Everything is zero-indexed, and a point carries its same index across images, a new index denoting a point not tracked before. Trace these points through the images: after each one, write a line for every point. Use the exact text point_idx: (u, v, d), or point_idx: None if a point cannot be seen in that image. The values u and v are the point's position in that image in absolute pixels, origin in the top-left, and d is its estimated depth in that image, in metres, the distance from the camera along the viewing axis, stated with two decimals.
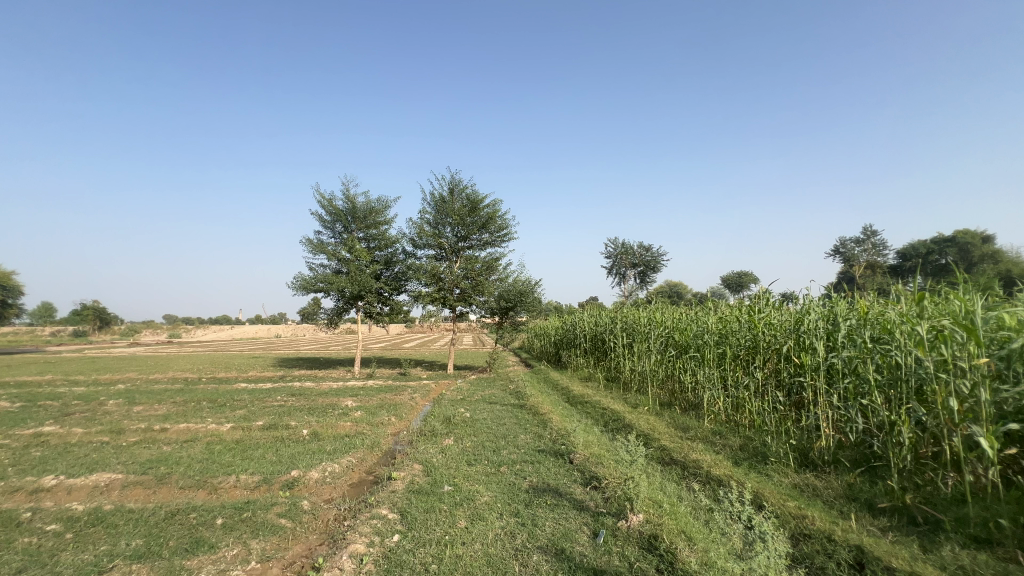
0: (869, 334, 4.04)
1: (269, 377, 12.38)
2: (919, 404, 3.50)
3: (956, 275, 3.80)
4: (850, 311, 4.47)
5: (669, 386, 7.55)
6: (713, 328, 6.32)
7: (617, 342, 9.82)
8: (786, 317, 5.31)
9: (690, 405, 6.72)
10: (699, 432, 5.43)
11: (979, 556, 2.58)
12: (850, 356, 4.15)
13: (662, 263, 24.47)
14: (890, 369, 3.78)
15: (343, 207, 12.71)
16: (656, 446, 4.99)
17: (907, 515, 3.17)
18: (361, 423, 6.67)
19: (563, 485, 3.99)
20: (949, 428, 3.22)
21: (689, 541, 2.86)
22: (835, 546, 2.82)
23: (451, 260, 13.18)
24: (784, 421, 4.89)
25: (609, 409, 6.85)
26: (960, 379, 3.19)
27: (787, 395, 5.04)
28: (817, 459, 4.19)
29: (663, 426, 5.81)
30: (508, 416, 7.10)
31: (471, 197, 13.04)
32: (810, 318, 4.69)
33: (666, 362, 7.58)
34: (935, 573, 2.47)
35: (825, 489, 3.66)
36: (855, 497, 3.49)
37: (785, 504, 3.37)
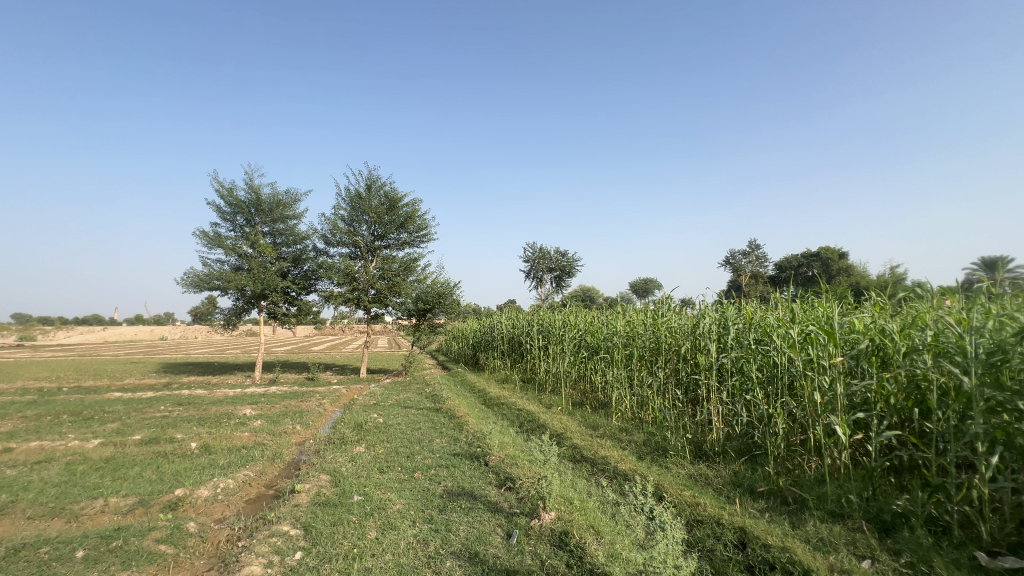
0: (752, 336, 4.53)
1: (150, 385, 10.97)
2: (791, 398, 3.99)
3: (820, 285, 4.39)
4: (737, 316, 4.98)
5: (581, 386, 7.88)
6: (623, 331, 6.71)
7: (533, 344, 10.07)
8: (685, 321, 5.78)
9: (600, 404, 7.07)
10: (608, 429, 5.72)
11: (834, 528, 2.99)
12: (737, 356, 4.62)
13: (576, 267, 25.55)
14: (769, 367, 4.26)
15: (246, 198, 11.66)
16: (568, 444, 5.17)
17: (780, 496, 3.59)
18: (260, 432, 6.13)
19: (478, 488, 3.98)
20: (813, 418, 3.70)
21: (597, 535, 2.99)
22: (722, 529, 3.11)
23: (367, 259, 12.64)
24: (682, 417, 5.31)
25: (524, 410, 6.97)
26: (822, 375, 3.68)
27: (684, 393, 5.49)
28: (708, 451, 4.60)
29: (575, 425, 6.04)
30: (424, 420, 6.95)
31: (390, 195, 12.65)
32: (705, 321, 5.14)
33: (579, 363, 7.90)
34: (801, 546, 2.82)
35: (715, 478, 4.03)
36: (739, 483, 3.89)
37: (682, 494, 3.66)
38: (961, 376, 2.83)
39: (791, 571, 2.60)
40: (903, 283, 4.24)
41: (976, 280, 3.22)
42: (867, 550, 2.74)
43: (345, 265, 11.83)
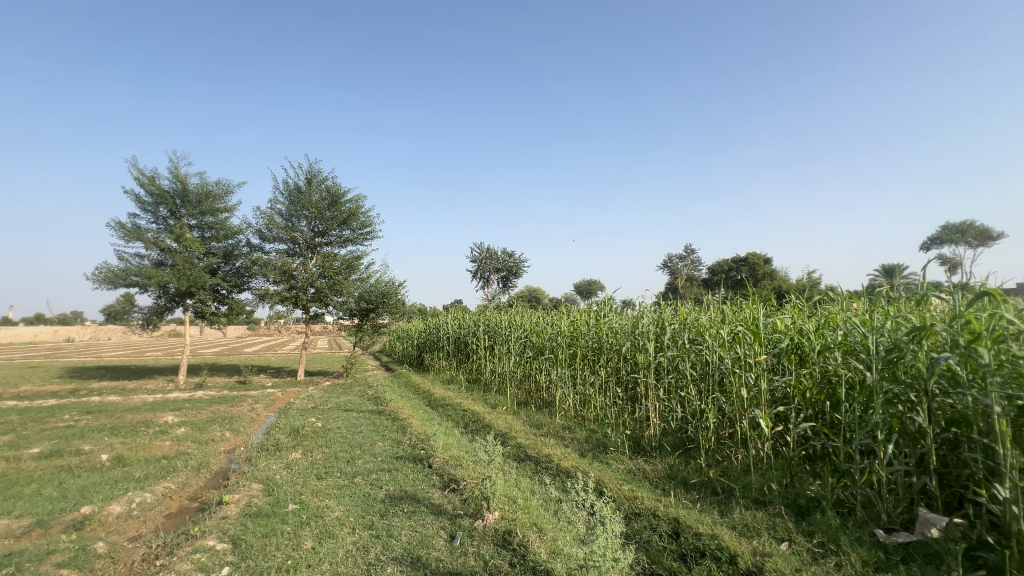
0: (687, 336, 4.77)
1: (52, 392, 9.86)
2: (720, 394, 4.25)
3: (748, 288, 4.70)
4: (674, 316, 5.24)
5: (526, 386, 7.96)
6: (567, 331, 6.84)
7: (479, 344, 10.06)
8: (626, 322, 5.99)
9: (544, 403, 7.17)
10: (552, 427, 5.82)
11: (757, 514, 3.22)
12: (673, 355, 4.85)
13: (523, 268, 25.80)
14: (701, 365, 4.51)
15: (170, 188, 10.76)
16: (512, 444, 5.21)
17: (710, 487, 3.81)
18: (183, 441, 5.69)
19: (421, 491, 3.91)
20: (741, 412, 3.96)
21: (540, 532, 3.03)
22: (658, 520, 3.26)
23: (306, 256, 12.07)
24: (621, 414, 5.51)
25: (470, 411, 6.94)
26: (748, 372, 3.94)
27: (625, 390, 5.69)
28: (646, 446, 4.80)
29: (520, 424, 6.09)
30: (365, 423, 6.74)
31: (332, 190, 12.16)
32: (644, 322, 5.36)
33: (524, 363, 7.98)
34: (728, 533, 3.01)
35: (651, 471, 4.21)
36: (673, 475, 4.09)
37: (621, 488, 3.79)
38: (865, 372, 3.13)
39: (719, 556, 2.77)
40: (818, 287, 4.63)
41: (878, 285, 3.59)
42: (785, 534, 2.97)
43: (281, 262, 11.23)
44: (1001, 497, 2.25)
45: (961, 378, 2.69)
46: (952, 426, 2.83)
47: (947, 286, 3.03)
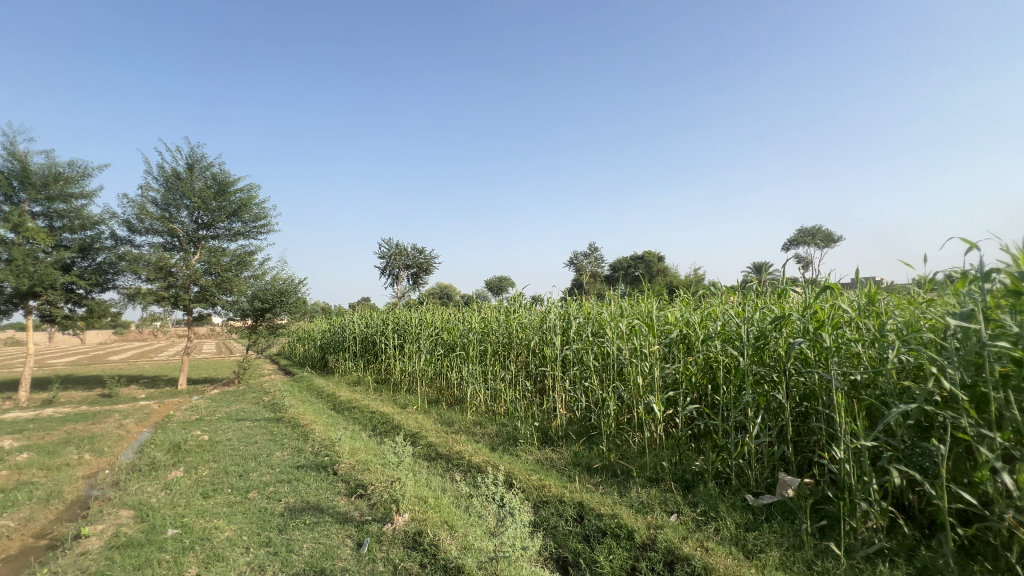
0: (590, 329, 5.04)
1: None
2: (620, 382, 4.56)
3: (643, 284, 5.09)
4: (578, 311, 5.51)
5: (437, 384, 7.87)
6: (478, 327, 6.89)
7: (388, 343, 9.74)
8: (535, 317, 6.18)
9: (455, 400, 7.15)
10: (463, 424, 5.83)
11: (651, 491, 3.52)
12: (578, 347, 5.10)
13: (434, 265, 25.44)
14: (603, 356, 4.80)
15: (4, 167, 8.96)
16: (423, 443, 5.13)
17: (611, 469, 4.08)
18: (26, 469, 4.80)
19: (324, 500, 3.70)
20: (637, 398, 4.29)
21: (451, 529, 3.03)
22: (564, 506, 3.42)
23: (187, 251, 10.76)
24: (530, 406, 5.67)
25: (378, 413, 6.70)
26: (644, 362, 4.28)
27: (533, 384, 5.87)
28: (553, 435, 5.00)
29: (431, 423, 6.02)
30: (260, 432, 6.21)
31: (218, 177, 10.98)
32: (551, 317, 5.57)
33: (435, 361, 7.88)
34: (626, 511, 3.26)
35: (558, 459, 4.41)
36: (578, 462, 4.32)
37: (530, 478, 3.92)
38: (739, 357, 3.56)
39: (618, 533, 2.99)
40: (701, 282, 5.16)
41: (749, 280, 4.09)
42: (674, 506, 3.29)
43: (156, 257, 9.86)
44: (838, 457, 2.70)
45: (811, 359, 3.17)
46: (804, 401, 3.33)
47: (801, 282, 3.54)
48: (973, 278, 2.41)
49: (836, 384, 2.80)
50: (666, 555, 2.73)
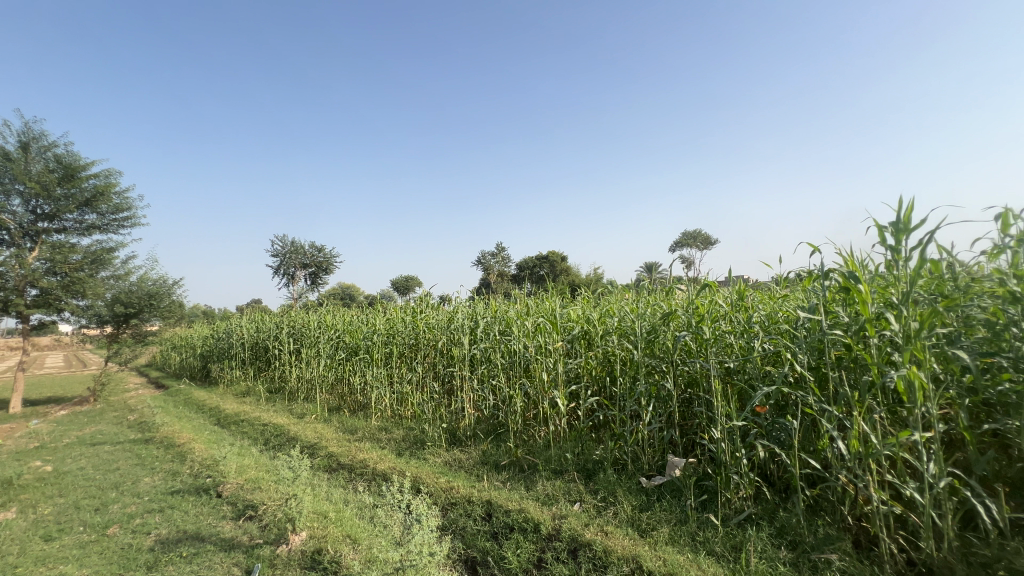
0: (497, 328, 5.09)
1: None
2: (526, 379, 4.67)
3: (547, 283, 5.26)
4: (486, 310, 5.54)
5: (338, 390, 7.43)
6: (383, 329, 6.62)
7: (283, 349, 8.98)
8: (442, 317, 6.09)
9: (358, 406, 6.80)
10: (367, 431, 5.56)
11: (556, 483, 3.66)
12: (486, 346, 5.12)
13: (335, 264, 24.02)
14: (510, 354, 4.87)
15: None
16: (322, 454, 4.80)
17: (518, 465, 4.16)
18: None
19: (205, 527, 3.30)
20: (542, 394, 4.42)
21: (354, 543, 2.87)
22: (472, 506, 3.41)
23: (21, 246, 8.91)
24: (438, 408, 5.58)
25: (271, 424, 6.15)
26: (549, 358, 4.42)
27: (441, 384, 5.78)
28: (461, 436, 4.97)
29: (331, 432, 5.66)
30: (123, 457, 5.37)
31: (64, 159, 9.28)
32: (459, 317, 5.53)
33: (336, 365, 7.43)
34: (533, 504, 3.35)
35: (466, 460, 4.39)
36: (486, 460, 4.34)
37: (438, 481, 3.85)
38: (633, 350, 3.83)
39: (525, 527, 3.05)
40: (601, 280, 5.46)
41: (642, 279, 4.42)
42: (577, 495, 3.44)
43: None
44: (716, 437, 3.02)
45: (694, 349, 3.51)
46: (688, 387, 3.68)
47: (685, 280, 3.90)
48: (816, 277, 2.84)
49: (714, 372, 3.13)
50: (570, 543, 2.84)
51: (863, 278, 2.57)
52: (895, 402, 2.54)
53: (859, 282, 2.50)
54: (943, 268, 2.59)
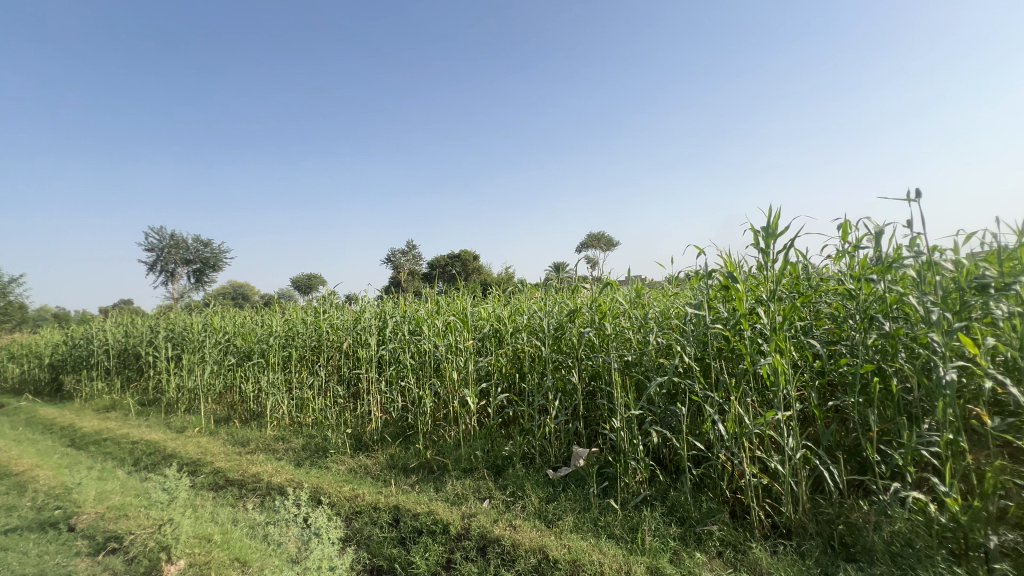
0: (407, 328, 4.93)
1: None
2: (436, 379, 4.58)
3: (459, 281, 5.20)
4: (395, 310, 5.34)
5: (227, 398, 6.72)
6: (281, 331, 6.09)
7: (159, 355, 7.92)
8: (348, 317, 5.76)
9: (251, 415, 6.21)
10: (261, 442, 5.09)
11: (466, 481, 3.64)
12: (394, 347, 4.93)
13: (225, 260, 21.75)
14: (420, 354, 4.74)
15: None
16: (206, 470, 4.30)
17: (427, 467, 4.07)
18: None
19: (51, 568, 2.79)
20: (452, 393, 4.36)
21: (243, 567, 2.60)
22: (378, 512, 3.26)
23: None
24: (343, 413, 5.27)
25: (142, 442, 5.38)
26: (459, 357, 4.38)
27: (346, 388, 5.47)
28: (368, 441, 4.75)
29: (218, 445, 5.09)
30: None
31: None
32: (366, 316, 5.26)
33: (225, 372, 6.71)
34: (442, 505, 3.29)
35: (373, 465, 4.20)
36: (394, 464, 4.18)
37: (341, 490, 3.63)
38: (541, 347, 3.93)
39: (434, 529, 2.99)
40: (512, 279, 5.53)
41: (550, 278, 4.55)
42: (487, 492, 3.46)
43: None
44: (616, 426, 3.20)
45: (597, 345, 3.69)
46: (592, 381, 3.86)
47: (589, 279, 4.09)
48: (701, 276, 3.12)
49: (614, 365, 3.31)
50: (479, 541, 2.84)
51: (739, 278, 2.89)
52: (763, 386, 2.89)
53: (736, 281, 2.80)
54: (800, 269, 3.00)
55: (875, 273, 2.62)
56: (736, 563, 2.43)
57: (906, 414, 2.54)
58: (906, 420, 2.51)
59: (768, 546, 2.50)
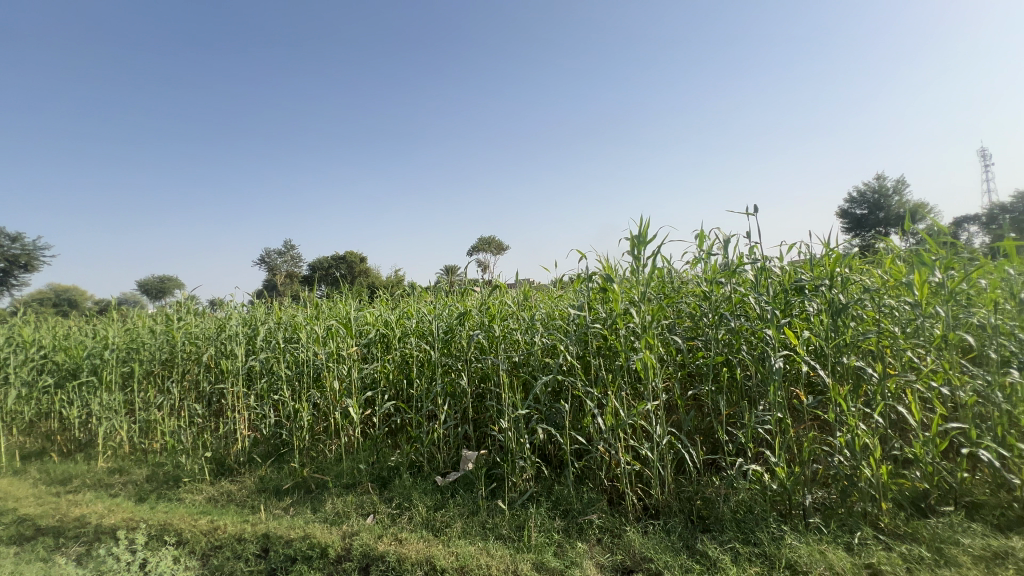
0: (282, 336, 4.45)
1: None
2: (316, 389, 4.20)
3: (343, 284, 4.84)
4: (267, 315, 4.79)
5: (43, 428, 5.46)
6: (120, 343, 5.10)
7: None
8: (209, 324, 5.04)
9: (77, 445, 5.12)
10: (90, 477, 4.22)
11: (348, 498, 3.39)
12: (267, 357, 4.42)
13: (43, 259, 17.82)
14: (296, 363, 4.30)
15: None
16: (6, 519, 3.43)
17: (304, 487, 3.71)
18: None
19: None
20: (334, 404, 4.04)
21: None
22: (243, 544, 2.88)
23: None
24: (201, 435, 4.59)
25: None
26: (342, 365, 4.07)
27: (206, 406, 4.77)
28: (233, 464, 4.19)
29: (25, 487, 4.10)
30: None
31: None
32: (231, 324, 4.64)
33: (39, 395, 5.45)
34: (320, 527, 3.01)
35: (238, 491, 3.72)
36: (264, 488, 3.75)
37: (196, 524, 3.14)
38: (430, 351, 3.82)
39: (310, 555, 2.72)
40: (401, 282, 5.29)
41: (440, 281, 4.44)
42: (371, 507, 3.25)
43: None
44: (504, 427, 3.21)
45: (486, 347, 3.69)
46: (480, 383, 3.84)
47: (480, 281, 4.07)
48: (583, 279, 3.29)
49: (503, 367, 3.33)
50: (361, 560, 2.65)
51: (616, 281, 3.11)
52: (636, 380, 3.13)
53: (613, 283, 3.00)
54: (666, 273, 3.31)
55: (724, 277, 2.99)
56: (613, 547, 2.59)
57: (747, 398, 2.93)
58: (747, 402, 2.89)
59: (640, 527, 2.70)
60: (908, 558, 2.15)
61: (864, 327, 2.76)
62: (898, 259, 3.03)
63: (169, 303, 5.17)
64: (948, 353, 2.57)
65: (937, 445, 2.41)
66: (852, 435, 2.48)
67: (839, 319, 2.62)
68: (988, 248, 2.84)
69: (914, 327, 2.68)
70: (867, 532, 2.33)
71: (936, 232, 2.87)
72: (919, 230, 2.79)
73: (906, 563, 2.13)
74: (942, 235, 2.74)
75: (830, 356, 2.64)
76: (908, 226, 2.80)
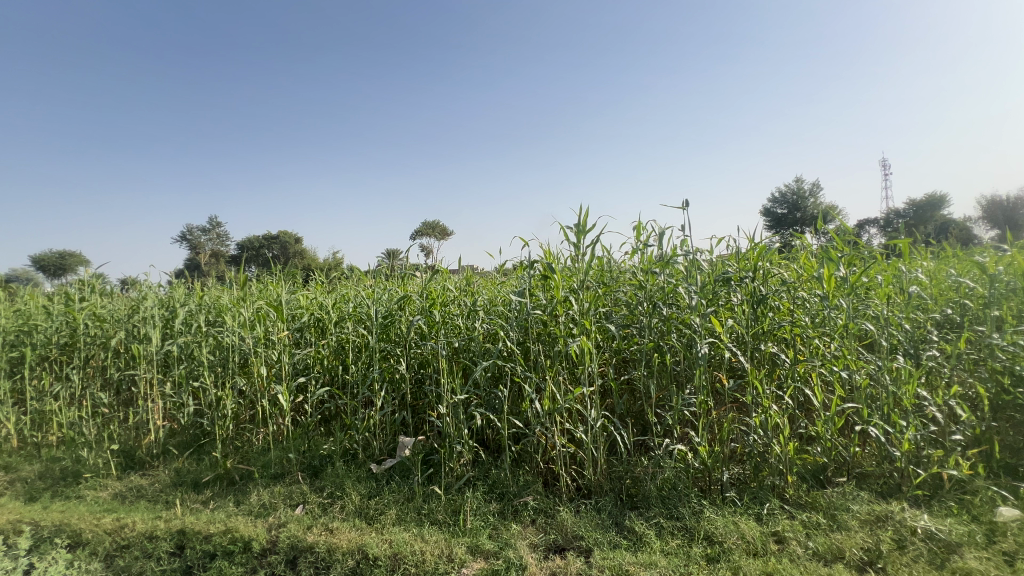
0: (204, 319, 4.11)
1: None
2: (241, 376, 3.91)
3: (273, 265, 4.52)
4: (187, 296, 4.39)
5: None
6: (7, 325, 4.48)
7: None
8: (118, 305, 4.54)
9: None
10: None
11: (275, 489, 3.21)
12: (186, 341, 4.04)
13: None
14: (219, 348, 3.99)
15: None
16: None
17: (226, 478, 3.48)
18: None
19: None
20: (261, 391, 3.78)
21: None
22: (154, 542, 2.65)
23: None
24: (108, 426, 4.16)
25: None
26: (270, 350, 3.81)
27: (114, 395, 4.32)
28: (144, 457, 3.84)
29: None
30: None
31: None
32: (145, 304, 4.21)
33: None
34: (243, 520, 2.85)
35: (150, 486, 3.42)
36: (180, 481, 3.47)
37: (98, 522, 2.85)
38: (368, 335, 3.67)
39: (232, 550, 2.57)
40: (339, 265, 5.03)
41: (381, 264, 4.26)
42: (300, 497, 3.12)
43: None
44: (442, 412, 3.15)
45: (426, 332, 3.60)
46: (419, 368, 3.75)
47: (422, 266, 3.95)
48: (525, 266, 3.28)
49: (442, 352, 3.27)
50: (288, 552, 2.54)
51: (557, 269, 3.13)
52: (573, 365, 3.18)
53: (554, 271, 3.03)
54: (605, 262, 3.39)
55: (658, 267, 3.11)
56: (546, 527, 2.65)
57: (675, 382, 3.07)
58: (675, 386, 3.04)
59: (572, 507, 2.78)
60: (807, 524, 2.38)
61: (780, 316, 2.99)
62: (811, 255, 3.29)
63: (69, 280, 4.59)
64: (848, 341, 2.83)
65: (835, 423, 2.66)
66: (766, 415, 2.68)
67: (759, 309, 2.84)
68: (884, 248, 3.16)
69: (821, 318, 2.93)
70: (774, 503, 2.55)
71: (842, 232, 3.15)
72: (830, 229, 3.04)
73: (805, 529, 2.35)
74: (848, 235, 3.01)
75: (750, 342, 2.84)
76: (820, 226, 3.05)
